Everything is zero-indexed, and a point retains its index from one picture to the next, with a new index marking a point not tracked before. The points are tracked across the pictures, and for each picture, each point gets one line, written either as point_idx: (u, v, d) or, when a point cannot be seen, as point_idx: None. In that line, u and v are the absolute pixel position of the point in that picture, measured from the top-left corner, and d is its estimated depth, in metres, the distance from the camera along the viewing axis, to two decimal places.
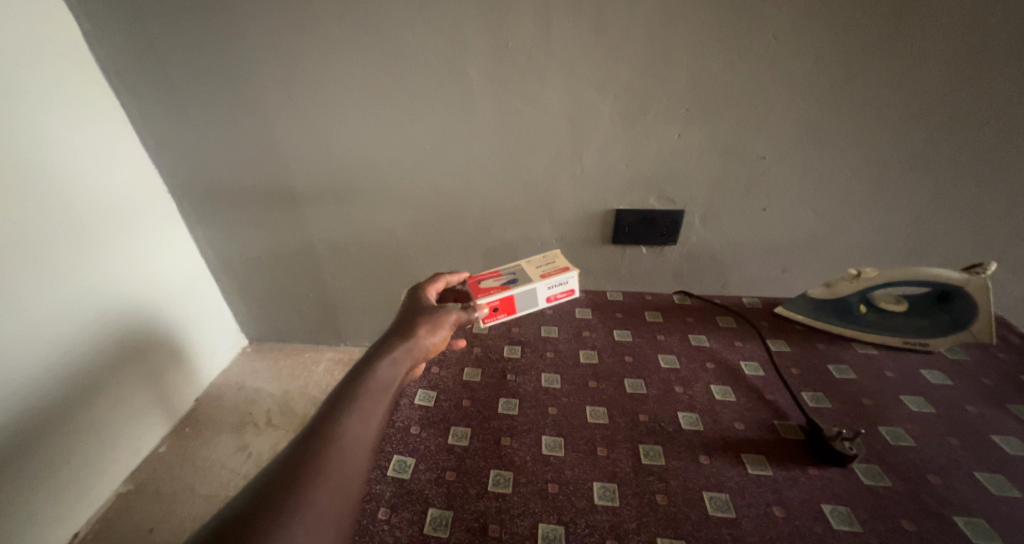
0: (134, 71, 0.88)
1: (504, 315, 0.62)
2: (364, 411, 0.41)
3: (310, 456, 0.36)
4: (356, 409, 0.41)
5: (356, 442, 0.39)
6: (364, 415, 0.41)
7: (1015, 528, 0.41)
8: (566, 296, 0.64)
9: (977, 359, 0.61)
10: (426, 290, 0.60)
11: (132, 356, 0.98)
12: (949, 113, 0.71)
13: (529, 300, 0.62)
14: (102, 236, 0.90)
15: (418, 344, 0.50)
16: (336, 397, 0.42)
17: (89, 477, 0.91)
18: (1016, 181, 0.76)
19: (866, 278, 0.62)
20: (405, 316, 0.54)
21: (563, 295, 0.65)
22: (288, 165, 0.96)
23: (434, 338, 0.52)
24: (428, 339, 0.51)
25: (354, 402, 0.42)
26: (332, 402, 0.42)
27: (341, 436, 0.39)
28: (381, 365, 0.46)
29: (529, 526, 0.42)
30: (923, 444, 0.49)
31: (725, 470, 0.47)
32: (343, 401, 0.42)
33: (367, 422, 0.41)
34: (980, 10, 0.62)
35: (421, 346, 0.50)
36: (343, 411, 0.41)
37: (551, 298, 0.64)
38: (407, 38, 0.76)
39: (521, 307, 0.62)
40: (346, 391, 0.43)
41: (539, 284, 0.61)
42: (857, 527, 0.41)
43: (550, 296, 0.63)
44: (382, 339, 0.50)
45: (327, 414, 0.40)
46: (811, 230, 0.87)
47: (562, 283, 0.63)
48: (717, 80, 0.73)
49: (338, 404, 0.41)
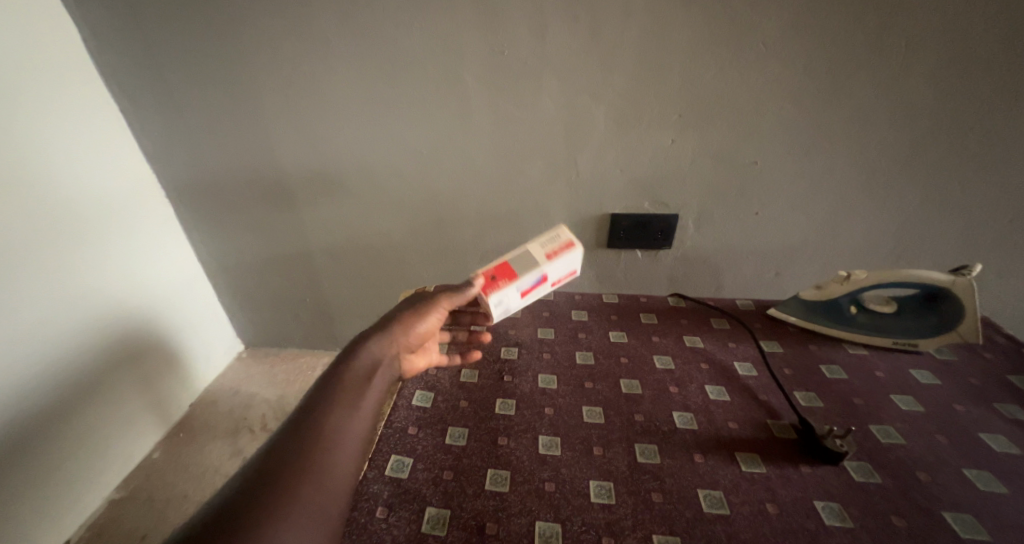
0: (134, 77, 0.88)
1: (506, 284, 0.51)
2: (344, 397, 0.42)
3: (291, 446, 0.37)
4: (336, 398, 0.42)
5: (338, 428, 0.40)
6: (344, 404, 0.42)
7: (1002, 523, 0.42)
8: (568, 245, 0.53)
9: (963, 359, 0.62)
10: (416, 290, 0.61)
11: (125, 361, 0.98)
12: (934, 120, 0.73)
13: (527, 263, 0.53)
14: (97, 241, 0.90)
15: (401, 329, 0.51)
16: (317, 388, 0.43)
17: (81, 483, 0.90)
18: (999, 187, 0.78)
19: (856, 280, 0.63)
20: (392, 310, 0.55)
21: (567, 247, 0.53)
22: (285, 170, 0.96)
23: (421, 323, 0.53)
24: (413, 323, 0.52)
25: (334, 391, 0.43)
26: (313, 393, 0.43)
27: (322, 425, 0.39)
28: (363, 352, 0.47)
29: (527, 524, 0.43)
30: (912, 442, 0.50)
31: (719, 468, 0.48)
32: (324, 393, 0.42)
33: (349, 408, 0.42)
34: (959, 21, 0.65)
35: (405, 329, 0.51)
36: (324, 401, 0.41)
37: (552, 254, 0.53)
38: (405, 44, 0.78)
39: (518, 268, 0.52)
40: (326, 383, 0.44)
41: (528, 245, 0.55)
42: (848, 523, 0.42)
43: (549, 250, 0.53)
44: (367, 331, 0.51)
45: (308, 406, 0.41)
46: (802, 234, 0.89)
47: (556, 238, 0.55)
48: (709, 88, 0.75)
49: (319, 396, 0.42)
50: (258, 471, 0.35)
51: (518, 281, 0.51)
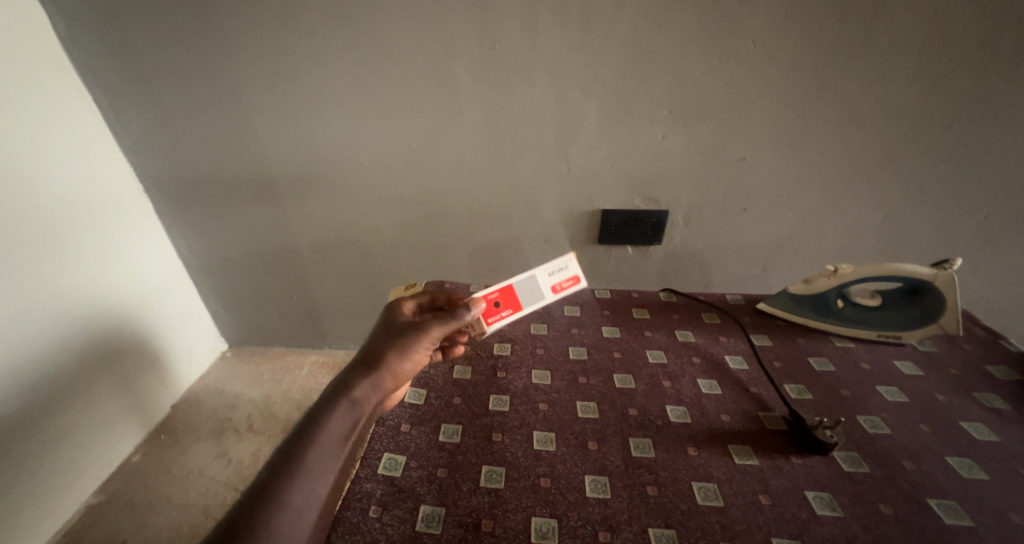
0: (110, 66, 0.84)
1: (509, 311, 0.57)
2: (315, 460, 0.41)
3: (260, 511, 0.37)
4: (307, 462, 0.41)
5: (308, 494, 0.39)
6: (313, 465, 0.41)
7: (985, 509, 0.43)
8: (572, 283, 0.59)
9: (944, 351, 0.64)
10: (400, 307, 0.57)
11: (100, 365, 0.94)
12: (914, 118, 0.75)
13: (532, 291, 0.58)
14: (70, 239, 0.86)
15: (389, 371, 0.49)
16: (286, 449, 0.41)
17: (57, 488, 0.87)
18: (976, 183, 0.80)
19: (843, 274, 0.64)
20: (375, 341, 0.52)
21: (570, 284, 0.59)
22: (268, 164, 0.93)
23: (410, 361, 0.50)
24: (400, 363, 0.49)
25: (303, 452, 0.41)
26: (282, 452, 0.41)
27: (291, 491, 0.39)
28: (346, 404, 0.45)
29: (523, 520, 0.42)
30: (897, 431, 0.51)
31: (712, 460, 0.48)
32: (291, 452, 0.41)
33: (324, 469, 0.41)
34: (938, 23, 0.66)
35: (391, 371, 0.49)
36: (293, 465, 0.40)
37: (558, 291, 0.59)
38: (393, 37, 0.76)
39: (525, 300, 0.58)
40: (294, 441, 0.42)
41: (538, 271, 0.58)
42: (838, 512, 0.43)
43: (554, 285, 0.58)
44: (347, 369, 0.49)
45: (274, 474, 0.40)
46: (789, 230, 0.90)
47: (562, 268, 0.59)
48: (699, 84, 0.75)
49: (286, 456, 0.41)
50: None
51: (520, 310, 0.57)
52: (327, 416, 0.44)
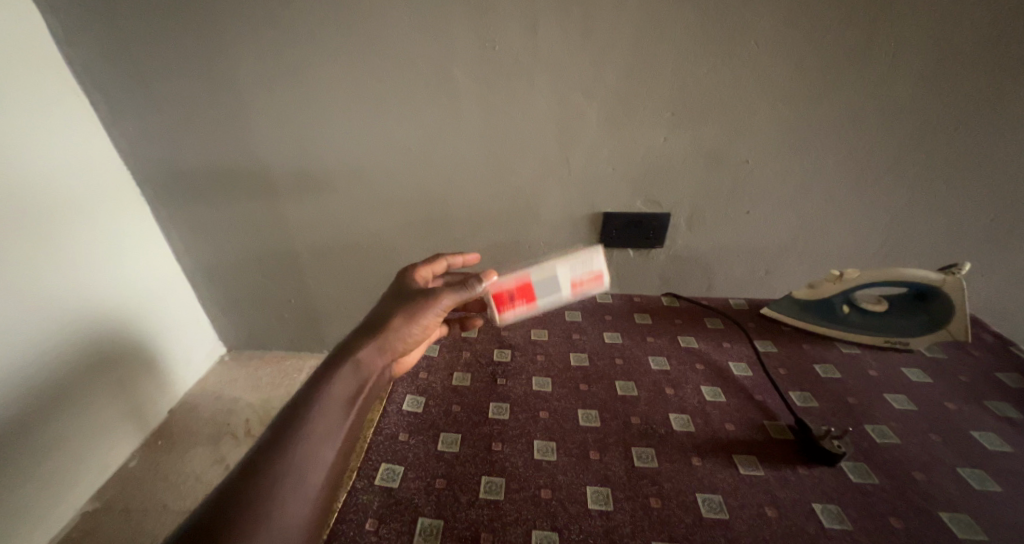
0: (106, 69, 0.84)
1: (522, 304, 0.55)
2: (318, 421, 0.41)
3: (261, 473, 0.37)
4: (311, 424, 0.41)
5: (314, 454, 0.40)
6: (314, 430, 0.41)
7: (1000, 524, 0.41)
8: (593, 281, 0.57)
9: (953, 358, 0.63)
10: (413, 275, 0.60)
11: (97, 369, 0.93)
12: (921, 121, 0.73)
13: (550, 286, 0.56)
14: (68, 241, 0.85)
15: (396, 334, 0.51)
16: (289, 411, 0.42)
17: (52, 494, 0.87)
18: (983, 185, 0.79)
19: (849, 279, 0.63)
20: (385, 306, 0.54)
21: (590, 280, 0.57)
22: (267, 168, 0.93)
23: (415, 328, 0.53)
24: (406, 329, 0.52)
25: (307, 417, 0.41)
26: (284, 417, 0.42)
27: (296, 453, 0.39)
28: (350, 365, 0.46)
29: (523, 533, 0.41)
30: (907, 441, 0.50)
31: (717, 471, 0.47)
32: (293, 421, 0.41)
33: (325, 435, 0.41)
34: (945, 24, 0.65)
35: (398, 334, 0.51)
36: (296, 430, 0.40)
37: (576, 286, 0.57)
38: (393, 39, 0.75)
39: (541, 293, 0.55)
40: (296, 407, 0.42)
41: (561, 266, 0.56)
42: (847, 526, 0.42)
43: (575, 280, 0.56)
44: (354, 333, 0.51)
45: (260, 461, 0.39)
46: (793, 233, 0.89)
47: (586, 263, 0.57)
48: (702, 85, 0.74)
49: (287, 422, 0.41)
50: (231, 504, 0.35)
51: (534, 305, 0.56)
52: (332, 377, 0.45)
